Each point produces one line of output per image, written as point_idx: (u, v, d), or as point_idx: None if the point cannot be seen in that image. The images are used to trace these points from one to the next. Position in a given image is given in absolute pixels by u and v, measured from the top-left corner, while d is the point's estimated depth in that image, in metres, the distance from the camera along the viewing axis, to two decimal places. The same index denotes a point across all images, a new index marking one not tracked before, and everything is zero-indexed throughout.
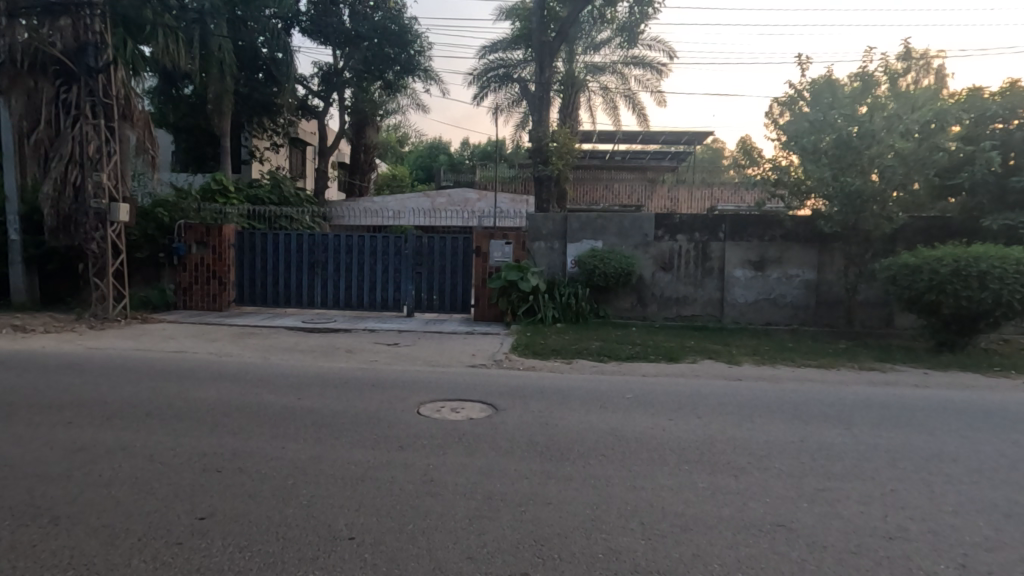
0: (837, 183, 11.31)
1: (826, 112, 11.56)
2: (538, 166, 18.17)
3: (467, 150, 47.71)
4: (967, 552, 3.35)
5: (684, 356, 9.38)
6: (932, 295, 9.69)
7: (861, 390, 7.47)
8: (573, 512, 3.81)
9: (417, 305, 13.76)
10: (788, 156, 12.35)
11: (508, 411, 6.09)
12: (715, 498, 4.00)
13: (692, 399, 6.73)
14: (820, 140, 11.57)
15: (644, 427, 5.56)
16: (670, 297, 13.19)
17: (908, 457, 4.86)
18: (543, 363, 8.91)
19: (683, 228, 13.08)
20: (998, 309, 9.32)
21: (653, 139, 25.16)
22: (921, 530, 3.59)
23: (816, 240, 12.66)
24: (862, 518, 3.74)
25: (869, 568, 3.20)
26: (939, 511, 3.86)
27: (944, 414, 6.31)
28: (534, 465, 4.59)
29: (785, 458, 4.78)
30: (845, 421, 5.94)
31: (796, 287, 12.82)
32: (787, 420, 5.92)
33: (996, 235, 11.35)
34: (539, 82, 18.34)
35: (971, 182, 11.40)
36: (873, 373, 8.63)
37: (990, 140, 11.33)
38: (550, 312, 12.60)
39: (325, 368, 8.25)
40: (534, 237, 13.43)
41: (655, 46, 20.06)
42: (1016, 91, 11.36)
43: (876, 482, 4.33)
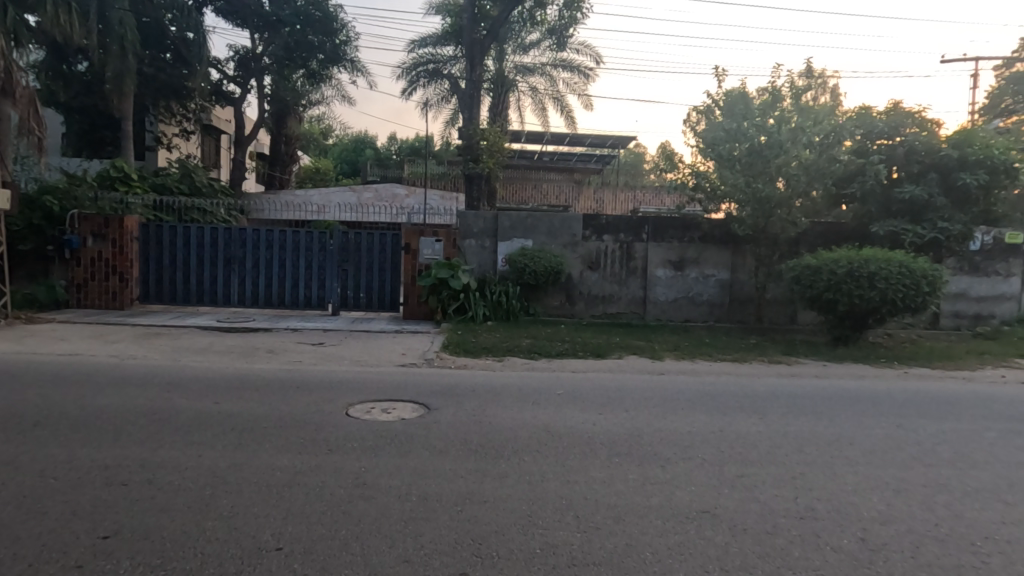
0: (749, 189, 12.10)
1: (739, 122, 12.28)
2: (469, 164, 18.13)
3: (396, 146, 46.68)
4: (867, 526, 3.68)
5: (611, 352, 9.70)
6: (830, 293, 10.60)
7: (770, 382, 8.04)
8: (508, 509, 3.82)
9: (343, 304, 13.31)
10: (706, 162, 12.95)
11: (440, 410, 6.02)
12: (645, 489, 4.15)
13: (619, 393, 6.97)
14: (734, 148, 12.30)
15: (576, 422, 5.69)
16: (597, 295, 13.60)
17: (812, 442, 5.29)
18: (476, 361, 8.87)
19: (609, 228, 13.51)
20: (885, 306, 10.32)
21: (580, 142, 25.63)
22: (826, 509, 3.92)
23: (730, 241, 13.49)
24: (776, 501, 4.02)
25: (783, 546, 3.44)
26: (842, 491, 4.22)
27: (843, 402, 6.91)
28: (469, 463, 4.57)
29: (707, 447, 5.06)
30: (757, 410, 6.38)
31: (712, 286, 13.59)
32: (707, 412, 6.26)
33: (883, 240, 12.58)
34: (470, 79, 18.36)
35: (862, 191, 12.56)
36: (779, 366, 9.34)
37: (877, 154, 12.53)
38: (481, 310, 12.56)
39: (243, 369, 7.78)
40: (464, 235, 13.40)
41: (583, 50, 20.49)
42: (899, 111, 12.58)
43: (786, 467, 4.67)
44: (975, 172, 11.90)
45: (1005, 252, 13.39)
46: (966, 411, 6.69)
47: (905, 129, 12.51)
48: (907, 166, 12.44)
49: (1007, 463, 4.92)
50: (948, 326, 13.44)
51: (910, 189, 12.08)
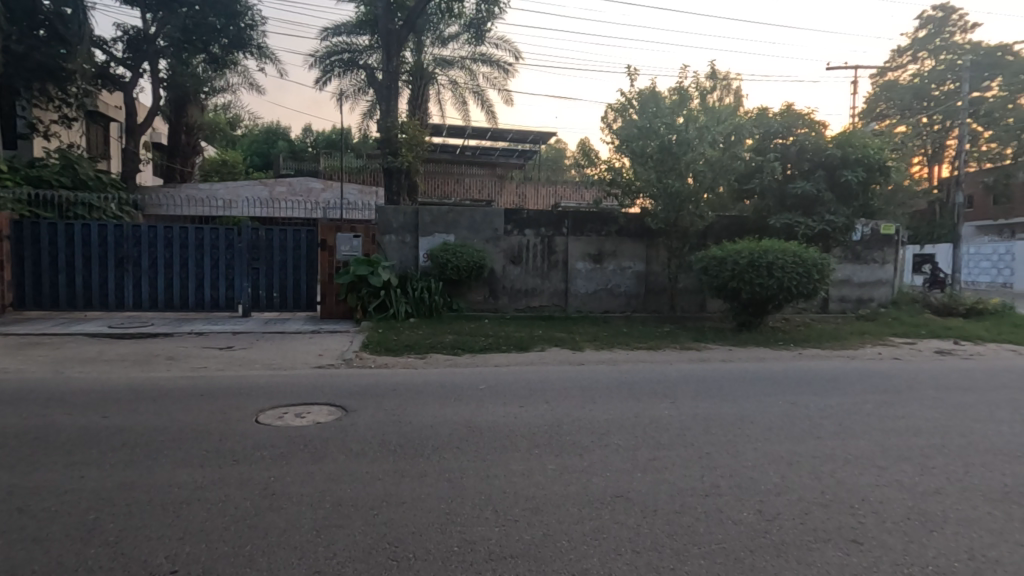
0: (661, 184, 12.66)
1: (651, 120, 12.73)
2: (388, 157, 17.71)
3: (311, 137, 44.63)
4: (764, 498, 3.97)
5: (534, 345, 9.84)
6: (735, 282, 11.34)
7: (683, 368, 8.49)
8: (426, 509, 3.77)
9: (255, 304, 12.59)
10: (621, 159, 13.38)
11: (359, 411, 5.85)
12: (562, 478, 4.24)
13: (541, 385, 7.08)
14: (647, 145, 12.77)
15: (498, 416, 5.71)
16: (519, 289, 13.74)
17: (718, 423, 5.63)
18: (397, 359, 8.69)
19: (530, 223, 13.67)
20: (781, 293, 11.18)
21: (501, 137, 25.66)
22: (728, 485, 4.18)
23: (644, 235, 14.09)
24: (685, 481, 4.24)
25: (689, 523, 3.63)
26: (743, 466, 4.53)
27: (745, 383, 7.43)
28: (387, 464, 4.46)
29: (622, 433, 5.25)
30: (669, 395, 6.72)
31: (628, 278, 14.13)
32: (623, 399, 6.51)
33: (779, 232, 13.63)
34: (387, 71, 18.12)
35: (761, 186, 13.52)
36: (690, 352, 9.89)
37: (773, 152, 13.54)
38: (403, 307, 12.32)
39: (138, 379, 7.14)
40: (384, 231, 13.07)
41: (502, 45, 20.52)
42: (791, 113, 13.65)
43: (694, 447, 4.95)
44: (856, 170, 13.12)
45: (881, 241, 14.92)
46: (850, 386, 7.38)
47: (796, 129, 13.59)
48: (799, 164, 13.54)
49: (881, 431, 5.49)
50: (835, 309, 14.80)
51: (802, 185, 13.16)
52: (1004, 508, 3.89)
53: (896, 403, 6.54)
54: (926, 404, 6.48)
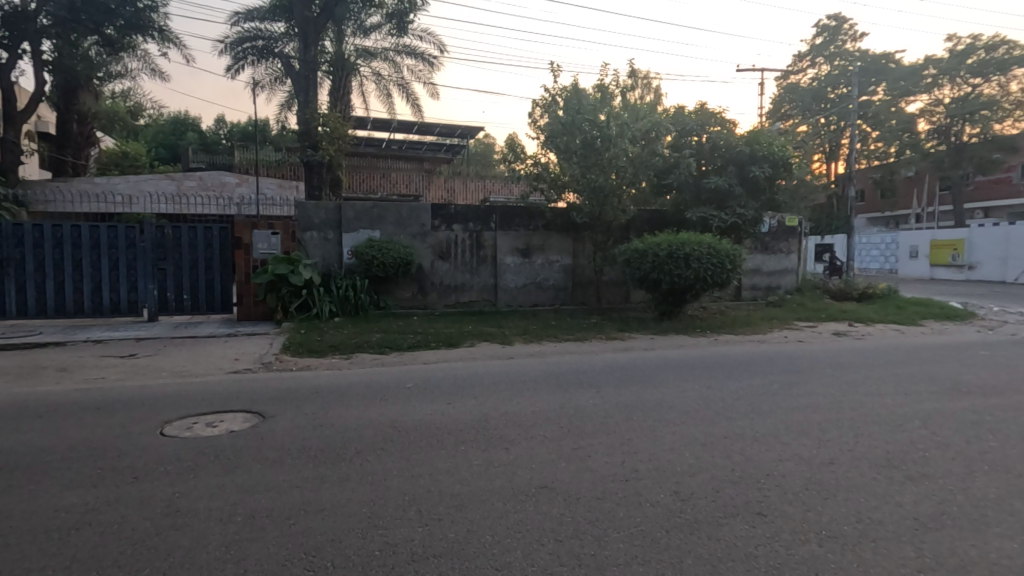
0: (585, 179, 12.94)
1: (575, 116, 12.97)
2: (308, 151, 17.03)
3: (226, 128, 41.96)
4: (679, 480, 4.17)
5: (463, 340, 9.80)
6: (655, 274, 11.83)
7: (608, 357, 8.76)
8: (346, 514, 3.65)
9: (162, 308, 11.71)
10: (547, 154, 13.56)
11: (278, 416, 5.58)
12: (488, 473, 4.25)
13: (470, 381, 7.06)
14: (571, 141, 13.00)
15: (425, 414, 5.64)
16: (448, 285, 13.63)
17: (639, 409, 5.86)
18: (321, 361, 8.38)
19: (458, 218, 13.59)
20: (698, 283, 11.77)
21: (428, 130, 24.70)
22: (647, 468, 4.36)
23: (571, 229, 14.38)
24: (606, 467, 4.38)
25: (610, 508, 3.74)
26: (661, 450, 4.74)
27: (666, 370, 7.77)
28: (305, 471, 4.29)
29: (549, 424, 5.34)
30: (596, 384, 6.91)
31: (556, 271, 14.38)
32: (551, 390, 6.62)
33: (696, 225, 14.34)
34: (305, 60, 17.48)
35: (678, 181, 14.18)
36: (615, 342, 10.22)
37: (690, 149, 14.20)
38: (327, 306, 11.88)
39: (23, 394, 6.45)
40: (304, 227, 12.54)
41: (427, 37, 20.11)
42: (705, 111, 14.37)
43: (617, 434, 5.12)
44: (763, 166, 14.02)
45: (786, 233, 16.06)
46: (759, 369, 7.90)
47: (710, 127, 14.33)
48: (712, 160, 14.30)
49: (785, 409, 5.91)
50: (748, 297, 15.79)
51: (715, 180, 13.93)
52: (888, 473, 4.30)
53: (799, 382, 7.07)
54: (824, 382, 7.06)
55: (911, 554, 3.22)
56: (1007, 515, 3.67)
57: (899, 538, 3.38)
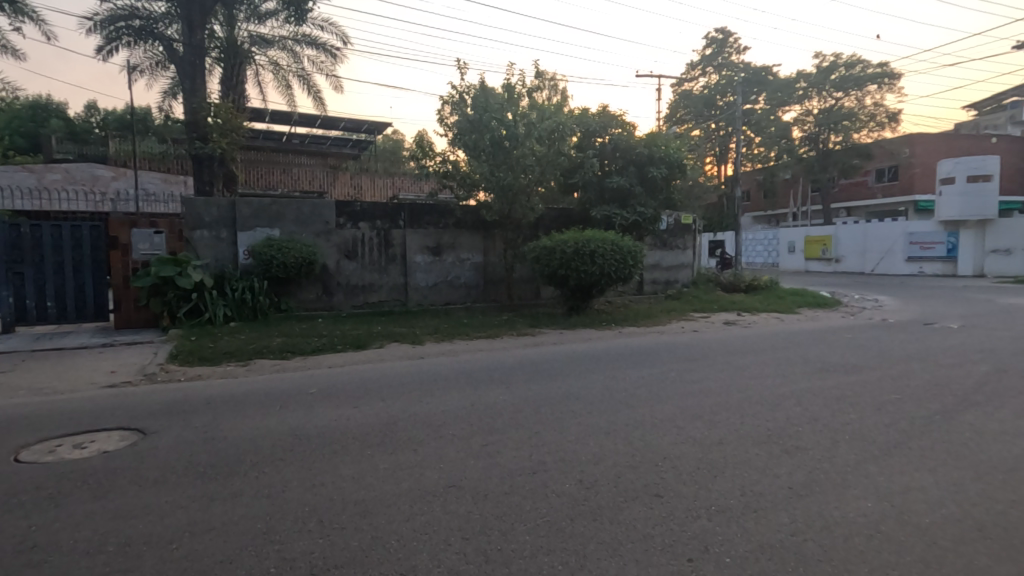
0: (494, 178, 13.00)
1: (482, 114, 12.98)
2: (195, 143, 15.69)
3: (98, 116, 37.67)
4: (584, 468, 4.31)
5: (371, 342, 9.51)
6: (563, 270, 12.17)
7: (519, 353, 8.90)
8: (239, 532, 3.42)
9: (21, 317, 10.39)
10: (456, 152, 13.48)
11: (162, 432, 5.10)
12: (395, 476, 4.16)
13: (378, 383, 6.86)
14: (479, 139, 13.00)
15: (329, 420, 5.41)
16: (356, 285, 13.17)
17: (547, 402, 6.01)
18: (214, 369, 7.77)
19: (364, 215, 13.17)
20: (603, 278, 12.25)
21: (333, 125, 23.66)
22: (554, 460, 4.47)
23: (481, 227, 14.41)
24: (514, 462, 4.44)
25: (517, 502, 3.79)
26: (568, 441, 4.88)
27: (573, 363, 8.03)
28: (193, 489, 3.95)
29: (458, 423, 5.33)
30: (506, 380, 6.99)
31: (467, 269, 14.35)
32: (462, 388, 6.60)
33: (600, 223, 14.93)
34: (190, 45, 16.03)
35: (583, 181, 14.69)
36: (525, 338, 10.38)
37: (593, 150, 14.76)
38: (221, 310, 11.05)
39: None
40: (193, 225, 11.60)
41: (327, 27, 19.27)
42: (606, 113, 15.00)
43: (526, 428, 5.21)
44: (660, 167, 14.87)
45: (682, 230, 17.13)
46: (658, 358, 8.37)
47: (611, 129, 14.95)
48: (614, 161, 14.97)
49: (681, 395, 6.32)
50: (649, 291, 16.70)
51: (617, 179, 14.60)
52: (768, 448, 4.72)
53: (693, 369, 7.58)
54: (715, 369, 7.61)
55: (786, 521, 3.55)
56: (863, 478, 4.16)
57: (777, 507, 3.71)
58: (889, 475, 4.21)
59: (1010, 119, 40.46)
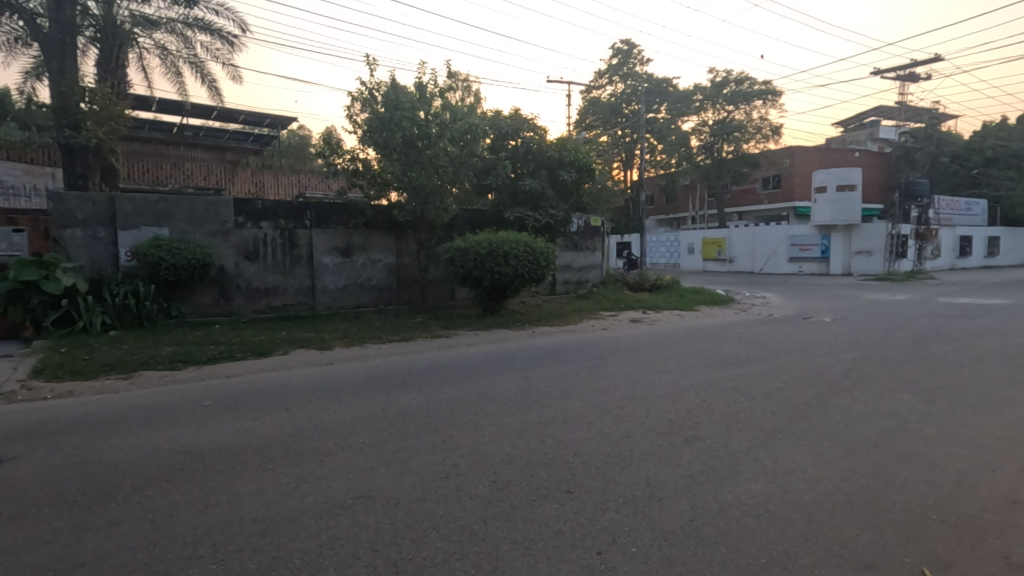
0: (406, 177, 12.73)
1: (393, 112, 12.68)
2: (65, 131, 14.02)
3: None
4: (497, 469, 4.32)
5: (275, 348, 8.97)
6: (477, 271, 12.18)
7: (432, 355, 8.79)
8: (118, 564, 3.08)
9: None
10: (366, 150, 13.06)
11: (24, 457, 4.50)
12: (299, 490, 3.94)
13: (283, 392, 6.48)
14: (391, 138, 12.69)
15: (226, 434, 5.03)
16: (257, 288, 12.39)
17: (461, 405, 5.96)
18: (90, 384, 6.98)
19: (266, 214, 12.42)
20: (517, 279, 12.38)
21: (232, 117, 21.61)
22: (467, 463, 4.44)
23: (393, 227, 14.07)
24: (426, 467, 4.36)
25: (430, 508, 3.72)
26: (481, 442, 4.87)
27: (487, 364, 8.05)
28: (62, 521, 3.51)
29: (368, 430, 5.15)
30: (419, 384, 6.87)
31: (379, 271, 13.95)
32: (373, 394, 6.40)
33: (513, 225, 15.11)
34: (58, 22, 14.30)
35: (496, 182, 14.81)
36: (439, 340, 10.26)
37: (506, 152, 14.99)
38: (99, 318, 9.97)
39: None
40: (62, 224, 10.50)
41: (224, 13, 17.95)
42: (518, 116, 15.22)
43: (438, 432, 5.14)
44: (570, 170, 15.32)
45: (591, 232, 17.75)
46: (569, 357, 8.59)
47: (523, 132, 15.20)
48: (525, 164, 15.23)
49: (591, 391, 6.52)
50: (561, 290, 17.14)
51: (529, 182, 14.86)
52: (671, 439, 4.99)
53: (602, 366, 7.86)
54: (623, 365, 7.94)
55: (687, 507, 3.76)
56: (753, 462, 4.52)
57: (678, 495, 3.93)
58: (775, 458, 4.60)
59: (870, 136, 45.82)
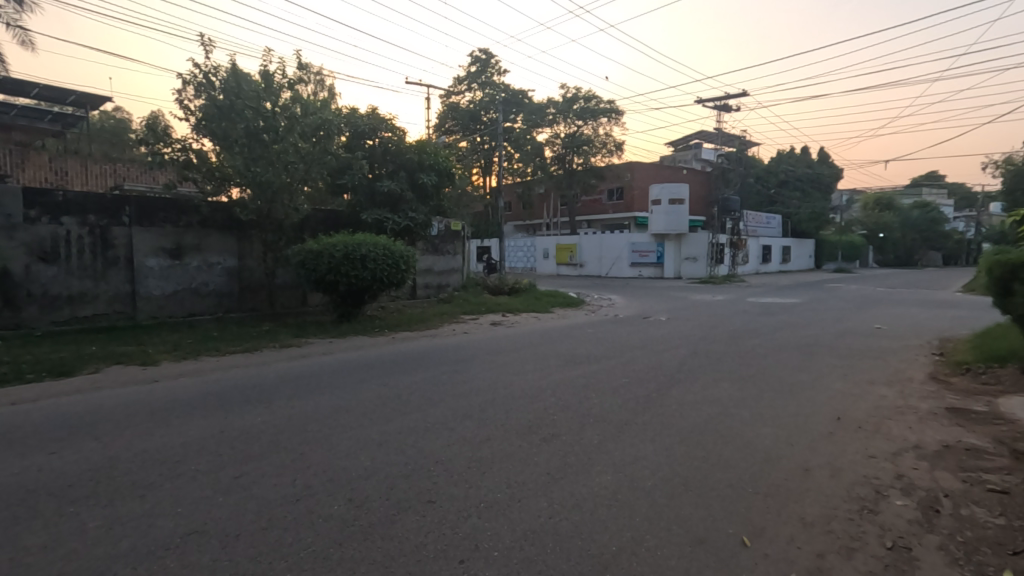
0: (249, 173, 11.56)
1: (234, 100, 11.50)
2: None
3: None
4: (354, 486, 4.10)
5: (82, 366, 7.61)
6: (332, 275, 11.54)
7: (281, 367, 8.13)
8: None
9: None
10: (201, 140, 11.70)
11: None
12: (112, 534, 3.37)
13: (91, 419, 5.50)
14: (231, 128, 11.49)
15: (11, 475, 4.14)
16: (58, 296, 10.44)
17: (314, 419, 5.58)
18: None
19: (70, 208, 10.55)
20: (375, 284, 11.92)
21: (21, 91, 17.92)
22: (320, 482, 4.15)
23: (233, 227, 12.78)
24: (272, 491, 3.99)
25: (277, 536, 3.40)
26: (336, 458, 4.59)
27: (343, 373, 7.64)
28: None
29: (204, 455, 4.58)
30: (266, 399, 6.30)
31: (217, 275, 12.56)
32: (210, 413, 5.73)
33: (371, 227, 14.60)
34: None
35: (352, 183, 14.25)
36: (289, 350, 9.50)
37: (363, 152, 14.60)
38: None
39: None
40: None
41: None
42: (376, 115, 14.79)
43: (287, 451, 4.73)
44: (429, 174, 15.21)
45: (451, 236, 17.80)
46: (429, 362, 8.49)
47: (381, 132, 14.81)
48: (384, 165, 14.88)
49: (452, 396, 6.51)
50: (421, 295, 16.91)
51: (387, 183, 14.48)
52: (529, 439, 5.16)
53: (463, 371, 7.89)
54: (483, 368, 8.04)
55: (545, 505, 3.90)
56: (603, 455, 4.84)
57: (537, 494, 4.06)
58: (622, 449, 4.98)
59: (695, 156, 52.15)
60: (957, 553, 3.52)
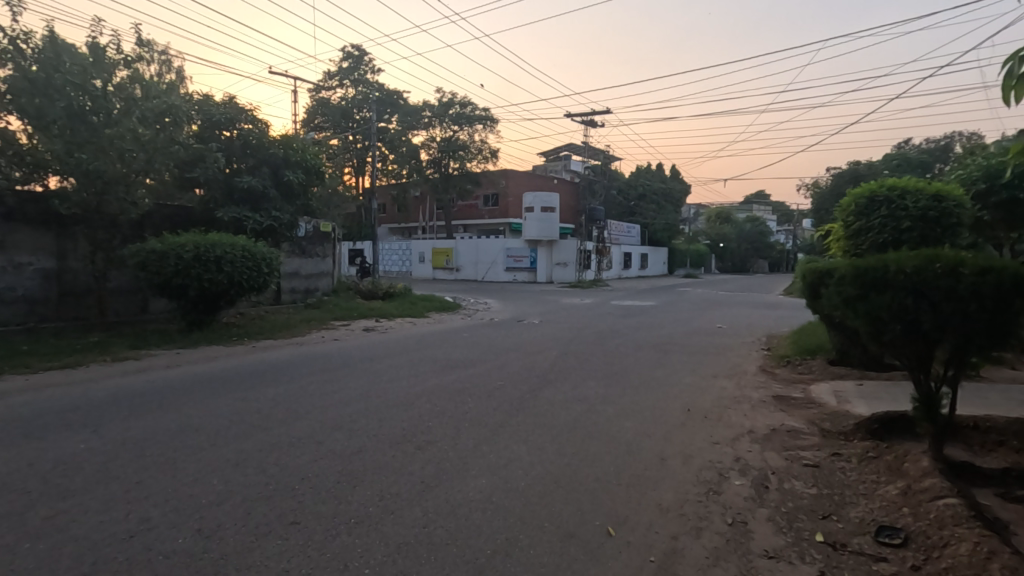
0: (72, 160, 9.92)
1: (51, 73, 9.72)
2: None
3: None
4: (204, 514, 3.68)
5: None
6: (179, 278, 10.34)
7: (114, 383, 7.09)
8: None
9: None
10: (7, 118, 9.76)
11: None
12: None
13: None
14: (46, 106, 9.73)
15: None
16: None
17: (156, 441, 4.94)
18: None
19: None
20: (232, 288, 10.87)
21: None
22: (161, 513, 3.67)
23: (51, 222, 10.92)
24: (100, 529, 3.45)
25: None
26: (181, 484, 4.09)
27: (193, 388, 6.85)
28: None
29: (6, 494, 3.83)
30: (94, 422, 5.44)
31: (28, 278, 10.64)
32: (16, 443, 4.81)
33: (228, 226, 13.34)
34: None
35: (205, 177, 12.93)
36: (123, 364, 8.30)
37: (218, 143, 13.37)
38: None
39: None
40: None
41: None
42: (233, 103, 13.66)
43: (119, 481, 4.12)
44: (296, 171, 14.28)
45: (321, 238, 16.86)
46: (295, 372, 7.93)
47: (240, 123, 13.72)
48: (244, 159, 13.74)
49: (322, 408, 6.14)
50: (286, 300, 15.77)
51: (247, 179, 13.36)
52: (403, 447, 5.03)
53: (333, 380, 7.48)
54: (356, 376, 7.70)
55: (419, 515, 3.82)
56: (478, 458, 4.86)
57: (410, 504, 3.96)
58: (497, 451, 5.05)
59: (564, 167, 54.95)
60: (782, 522, 4.06)
